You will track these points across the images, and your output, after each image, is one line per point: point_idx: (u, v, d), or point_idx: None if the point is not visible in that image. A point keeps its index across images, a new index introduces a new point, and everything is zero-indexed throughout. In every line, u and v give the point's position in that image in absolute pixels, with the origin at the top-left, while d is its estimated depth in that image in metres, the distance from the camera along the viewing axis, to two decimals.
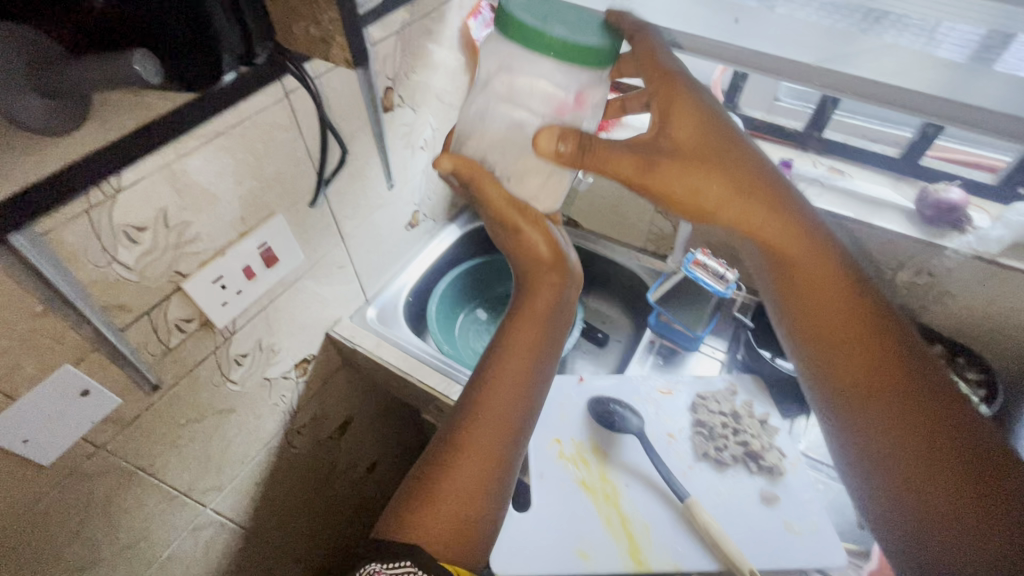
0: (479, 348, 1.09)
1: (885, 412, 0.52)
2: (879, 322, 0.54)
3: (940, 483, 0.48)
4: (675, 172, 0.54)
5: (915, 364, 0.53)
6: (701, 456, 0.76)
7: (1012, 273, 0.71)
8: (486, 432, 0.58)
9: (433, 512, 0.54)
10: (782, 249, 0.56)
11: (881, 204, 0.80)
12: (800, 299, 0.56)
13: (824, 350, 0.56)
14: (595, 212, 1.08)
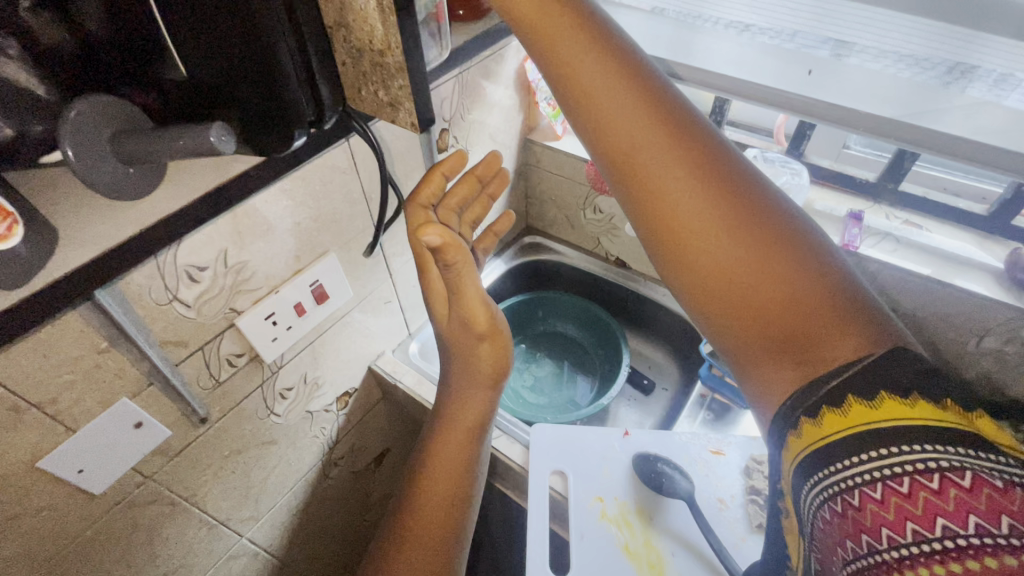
0: (519, 388, 1.06)
1: (729, 251, 0.37)
2: (705, 139, 0.40)
3: (780, 321, 0.36)
4: (555, 18, 0.41)
5: (748, 185, 0.39)
6: (756, 528, 0.70)
7: None
8: (444, 477, 0.66)
9: (408, 534, 0.63)
10: (582, 76, 0.41)
11: (966, 263, 0.74)
12: (623, 144, 0.40)
13: (631, 190, 0.41)
14: (644, 254, 1.05)
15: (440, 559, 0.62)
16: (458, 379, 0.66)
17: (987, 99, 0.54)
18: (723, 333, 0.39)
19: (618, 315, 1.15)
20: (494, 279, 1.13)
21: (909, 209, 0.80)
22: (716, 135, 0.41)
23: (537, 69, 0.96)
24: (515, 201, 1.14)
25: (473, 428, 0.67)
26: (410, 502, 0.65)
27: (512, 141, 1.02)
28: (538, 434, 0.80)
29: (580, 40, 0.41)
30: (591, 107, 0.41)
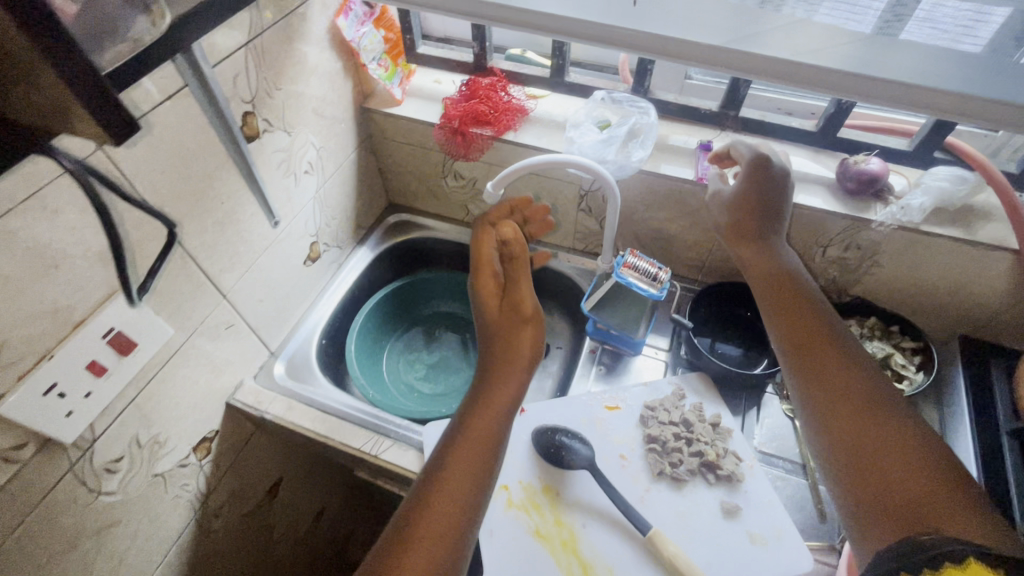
0: (412, 382, 0.99)
1: (861, 430, 0.50)
2: (847, 351, 0.56)
3: (886, 475, 0.47)
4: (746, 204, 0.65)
5: (884, 388, 0.53)
6: (657, 476, 0.71)
7: (935, 239, 0.70)
8: (464, 477, 0.50)
9: (414, 541, 0.47)
10: (790, 275, 0.62)
11: (805, 179, 0.76)
12: (798, 327, 0.58)
13: (803, 365, 0.56)
14: None
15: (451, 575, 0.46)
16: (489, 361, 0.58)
17: (801, 16, 0.54)
18: (841, 480, 0.50)
19: None
20: (363, 269, 1.02)
21: (752, 134, 0.79)
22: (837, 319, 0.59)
23: (355, 25, 0.83)
24: (368, 180, 1.02)
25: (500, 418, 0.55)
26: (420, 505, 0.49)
27: (346, 113, 0.89)
28: (430, 434, 0.75)
29: (751, 248, 0.64)
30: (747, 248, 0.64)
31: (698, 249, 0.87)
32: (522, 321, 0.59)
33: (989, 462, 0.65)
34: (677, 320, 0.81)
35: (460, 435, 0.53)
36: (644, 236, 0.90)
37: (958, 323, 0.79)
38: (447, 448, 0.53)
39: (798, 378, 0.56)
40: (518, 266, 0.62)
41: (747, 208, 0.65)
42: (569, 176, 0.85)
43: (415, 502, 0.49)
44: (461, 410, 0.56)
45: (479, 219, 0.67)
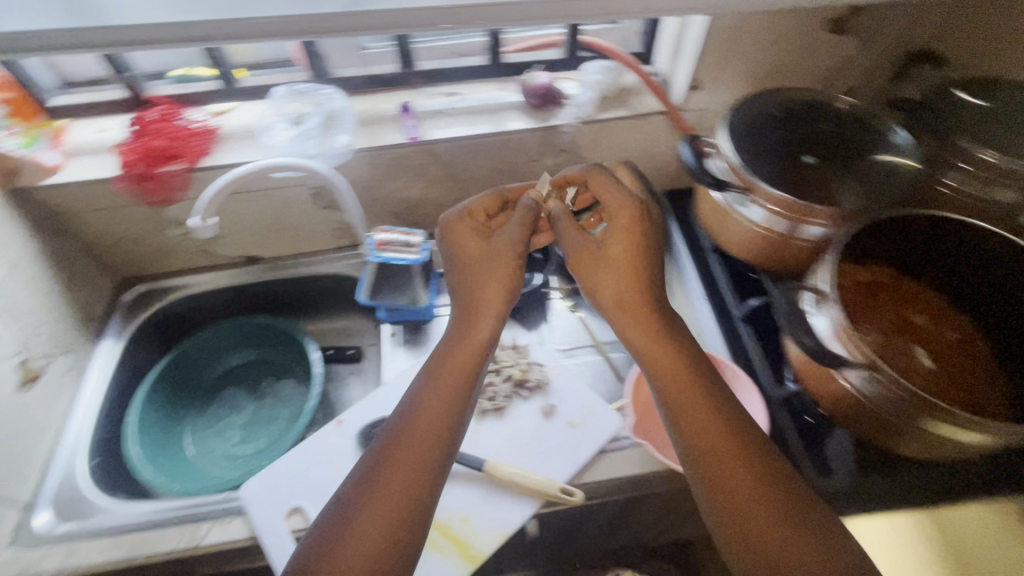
0: (228, 451, 0.90)
1: (727, 456, 0.51)
2: (732, 409, 0.55)
3: (772, 534, 0.48)
4: (628, 268, 0.61)
5: (759, 438, 0.53)
6: (480, 415, 0.75)
7: (612, 122, 0.82)
8: (430, 425, 0.56)
9: (355, 533, 0.50)
10: (662, 342, 0.58)
11: (498, 108, 0.83)
12: (685, 385, 0.56)
13: (693, 434, 0.53)
14: (267, 238, 0.94)
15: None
16: (454, 329, 0.62)
17: None
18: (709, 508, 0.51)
19: (289, 308, 1.03)
20: (113, 362, 0.87)
21: (438, 83, 0.84)
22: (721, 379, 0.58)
23: None
24: (70, 264, 0.86)
25: (455, 409, 0.57)
26: (364, 511, 0.51)
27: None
28: (250, 494, 0.69)
29: (641, 320, 0.60)
30: (624, 301, 0.60)
31: (444, 202, 0.92)
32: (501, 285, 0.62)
33: (704, 278, 0.82)
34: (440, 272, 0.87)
35: (433, 381, 0.58)
36: (396, 208, 0.91)
37: (658, 183, 0.95)
38: (397, 446, 0.54)
39: (690, 449, 0.53)
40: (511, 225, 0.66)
41: (625, 265, 0.61)
42: (292, 178, 0.82)
43: (362, 508, 0.51)
44: (413, 397, 0.58)
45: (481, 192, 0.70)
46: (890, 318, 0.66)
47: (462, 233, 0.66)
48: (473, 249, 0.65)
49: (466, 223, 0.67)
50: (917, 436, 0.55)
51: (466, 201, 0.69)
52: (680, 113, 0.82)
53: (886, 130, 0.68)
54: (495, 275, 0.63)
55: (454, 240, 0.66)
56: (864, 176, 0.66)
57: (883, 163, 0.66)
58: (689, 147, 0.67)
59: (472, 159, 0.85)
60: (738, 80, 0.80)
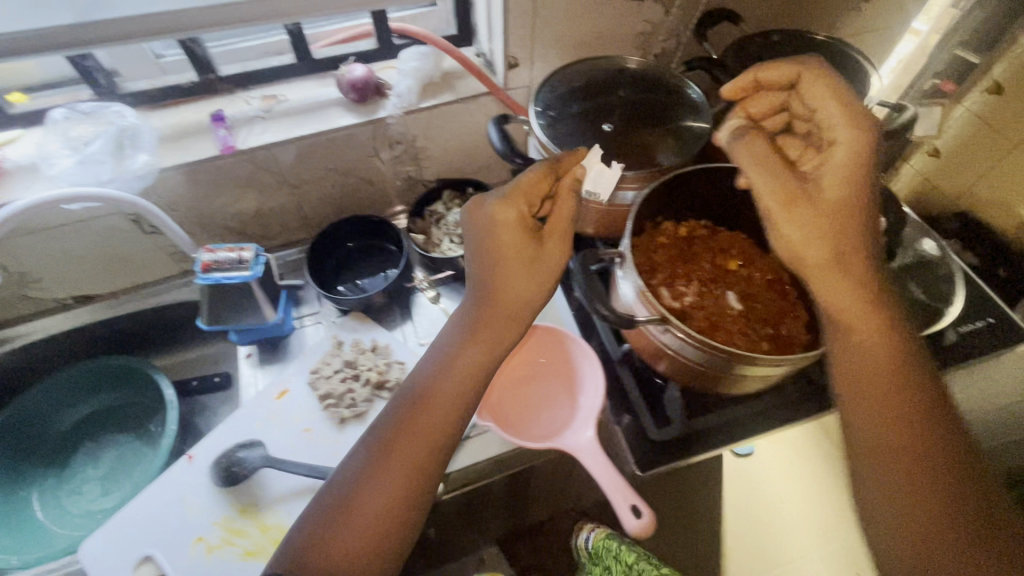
0: (88, 507, 0.83)
1: (910, 456, 0.47)
2: (940, 416, 0.48)
3: (937, 537, 0.44)
4: (818, 228, 0.50)
5: (935, 392, 0.49)
6: (341, 424, 0.74)
7: (439, 109, 0.81)
8: (421, 431, 0.53)
9: (338, 539, 0.50)
10: (869, 338, 0.50)
11: (318, 107, 0.80)
12: (859, 336, 0.50)
13: (875, 433, 0.48)
14: (94, 275, 0.85)
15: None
16: (451, 335, 0.57)
17: None
18: (868, 499, 0.49)
19: (142, 345, 0.96)
20: None
21: (249, 86, 0.79)
22: (928, 368, 0.50)
23: None
24: None
25: (442, 436, 0.54)
26: (353, 507, 0.51)
27: None
28: (91, 554, 0.64)
29: (832, 272, 0.50)
30: (834, 278, 0.50)
31: (285, 209, 0.88)
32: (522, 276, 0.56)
33: None
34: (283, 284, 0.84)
35: (431, 385, 0.55)
36: (234, 223, 0.87)
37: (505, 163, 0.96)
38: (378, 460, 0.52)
39: (871, 449, 0.48)
40: (556, 207, 0.59)
41: (846, 186, 0.50)
42: (98, 208, 0.75)
43: (354, 507, 0.51)
44: (395, 406, 0.55)
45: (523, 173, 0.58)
46: (708, 268, 0.70)
47: (505, 234, 0.56)
48: (512, 248, 0.55)
49: (509, 219, 0.56)
50: (725, 378, 0.60)
51: (517, 177, 0.57)
52: (506, 92, 0.82)
53: (680, 83, 0.72)
54: (533, 269, 0.56)
55: (492, 229, 0.56)
56: (668, 126, 0.69)
57: (682, 110, 0.70)
58: (499, 127, 0.67)
59: (303, 163, 0.82)
60: (554, 53, 0.81)
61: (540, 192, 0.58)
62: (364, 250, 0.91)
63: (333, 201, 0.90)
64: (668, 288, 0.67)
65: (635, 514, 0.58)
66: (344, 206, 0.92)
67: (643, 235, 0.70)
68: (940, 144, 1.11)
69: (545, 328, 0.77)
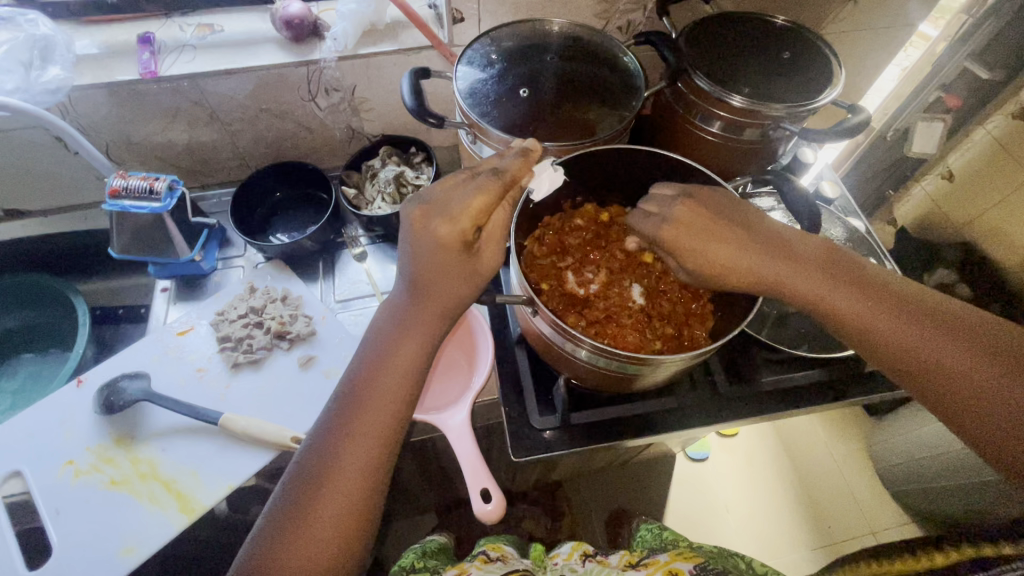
0: None
1: (898, 330, 0.46)
2: (886, 284, 0.49)
3: (980, 384, 0.42)
4: (693, 221, 0.51)
5: (874, 274, 0.50)
6: (234, 368, 0.73)
7: (377, 58, 0.77)
8: (371, 432, 0.48)
9: (302, 538, 0.45)
10: (791, 270, 0.50)
11: (252, 43, 0.77)
12: (785, 267, 0.50)
13: (860, 331, 0.48)
14: (22, 189, 0.85)
15: None
16: (388, 332, 0.51)
17: None
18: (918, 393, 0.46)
19: (77, 265, 0.96)
20: None
21: (179, 11, 0.78)
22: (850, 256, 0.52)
23: None
24: None
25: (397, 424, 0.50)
26: (302, 508, 0.46)
27: None
28: None
29: (720, 241, 0.51)
30: (723, 265, 0.51)
31: (219, 147, 0.86)
32: (461, 267, 0.50)
33: None
34: (198, 223, 0.80)
35: (370, 379, 0.50)
36: (165, 154, 0.85)
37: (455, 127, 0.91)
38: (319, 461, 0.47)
39: (874, 356, 0.48)
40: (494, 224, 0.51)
41: (716, 236, 0.51)
42: (16, 120, 0.73)
43: (302, 506, 0.46)
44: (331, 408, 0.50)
45: (435, 203, 0.50)
46: (621, 256, 0.66)
47: (443, 254, 0.49)
48: (444, 267, 0.50)
49: (440, 242, 0.49)
50: (598, 372, 0.57)
51: (432, 205, 0.49)
52: (450, 49, 0.78)
53: (616, 53, 0.68)
54: (463, 272, 0.51)
55: (432, 247, 0.49)
56: (601, 99, 0.66)
57: (617, 83, 0.67)
58: (412, 82, 0.63)
59: (233, 99, 0.79)
60: (504, 13, 0.76)
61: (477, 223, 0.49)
62: (299, 200, 0.89)
63: (270, 145, 0.88)
64: (572, 273, 0.64)
65: (486, 500, 0.55)
66: (283, 150, 0.89)
67: (555, 214, 0.67)
68: (953, 165, 0.98)
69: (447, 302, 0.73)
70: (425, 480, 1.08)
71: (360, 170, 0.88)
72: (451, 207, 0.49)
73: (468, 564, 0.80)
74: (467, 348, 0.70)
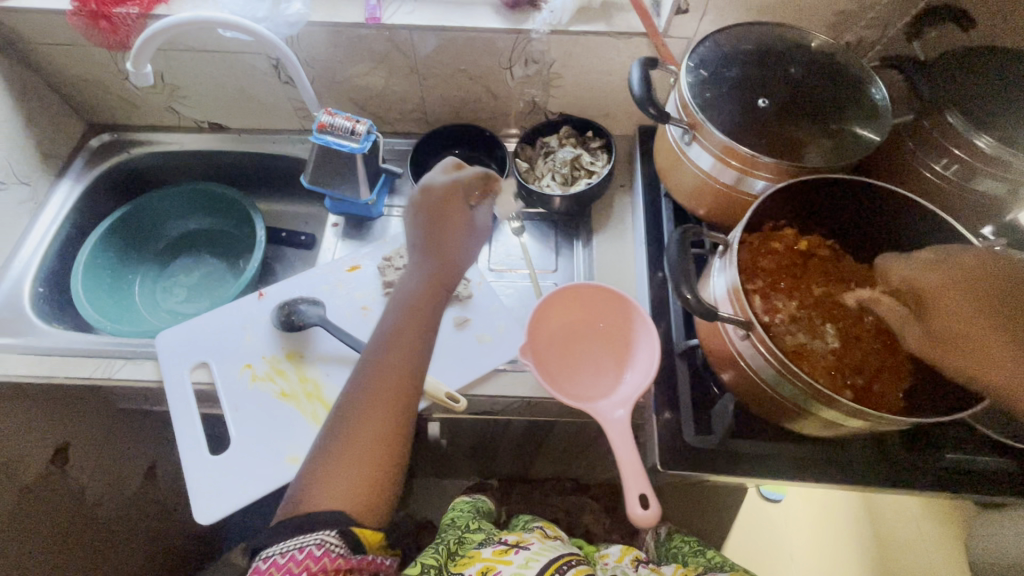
0: (173, 307, 0.94)
1: None
2: None
3: None
4: (966, 294, 0.48)
5: None
6: None
7: (586, 38, 0.76)
8: (398, 368, 0.58)
9: (348, 455, 0.54)
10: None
11: (470, 4, 0.78)
12: None
13: None
14: (229, 107, 0.92)
15: (378, 494, 0.54)
16: (407, 281, 0.62)
17: None
18: None
19: (254, 185, 1.04)
20: (70, 205, 0.90)
21: None
22: None
23: None
24: (45, 102, 0.89)
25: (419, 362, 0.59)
26: (350, 429, 0.56)
27: None
28: (166, 342, 0.73)
29: (986, 328, 0.46)
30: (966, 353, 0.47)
31: (407, 99, 0.88)
32: (452, 231, 0.62)
33: (651, 222, 0.78)
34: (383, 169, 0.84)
35: (398, 322, 0.60)
36: (359, 97, 0.89)
37: (637, 115, 0.88)
38: (352, 409, 0.57)
39: None
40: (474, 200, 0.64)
41: (983, 318, 0.46)
42: (249, 45, 0.80)
43: (349, 428, 0.56)
44: (358, 375, 0.58)
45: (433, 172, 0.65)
46: (815, 291, 0.62)
47: (437, 214, 0.62)
48: (443, 231, 0.62)
49: (437, 198, 0.62)
50: (792, 411, 0.55)
51: (434, 174, 0.64)
52: (664, 39, 0.75)
53: (858, 74, 0.63)
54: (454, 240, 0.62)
55: (433, 200, 0.62)
56: (828, 124, 0.62)
57: (850, 109, 0.62)
58: (642, 71, 0.61)
59: (438, 55, 0.80)
60: (732, 9, 0.72)
61: (458, 191, 0.63)
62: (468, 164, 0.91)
63: (453, 104, 0.89)
64: (762, 299, 0.60)
65: (642, 504, 0.55)
66: (463, 111, 0.91)
67: (754, 233, 0.64)
68: None
69: (616, 297, 0.69)
70: (517, 455, 1.10)
71: (535, 145, 0.88)
72: (443, 179, 0.63)
73: (527, 535, 0.81)
74: (628, 354, 0.68)
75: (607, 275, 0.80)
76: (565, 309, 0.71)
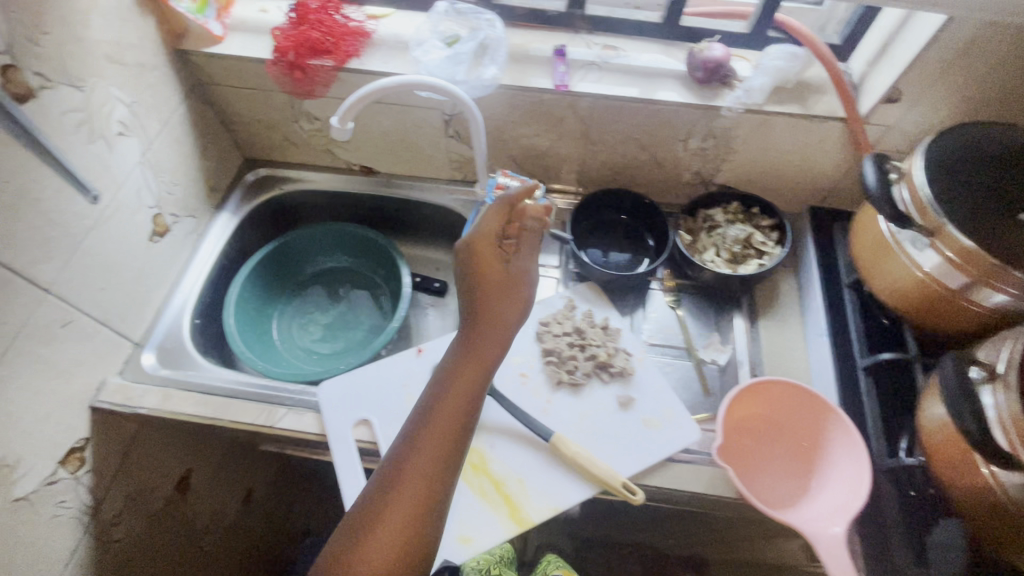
0: (308, 345, 0.94)
1: None
2: None
3: None
4: None
5: None
6: (557, 384, 0.74)
7: (776, 118, 0.74)
8: (445, 428, 0.55)
9: (386, 517, 0.50)
10: None
11: (656, 75, 0.77)
12: None
13: None
14: (385, 153, 0.94)
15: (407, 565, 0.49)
16: (462, 335, 0.59)
17: None
18: None
19: (390, 227, 1.04)
20: (226, 238, 0.92)
21: (601, 31, 0.83)
22: None
23: None
24: (216, 137, 0.92)
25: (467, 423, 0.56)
26: (394, 487, 0.52)
27: (160, 63, 0.77)
28: (327, 392, 0.72)
29: None
30: None
31: (568, 159, 0.87)
32: (490, 270, 0.61)
33: (834, 312, 0.74)
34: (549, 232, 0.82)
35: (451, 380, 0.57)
36: (519, 154, 0.88)
37: (807, 193, 0.84)
38: (399, 464, 0.53)
39: None
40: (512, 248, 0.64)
41: None
42: (428, 101, 0.80)
43: (391, 484, 0.52)
44: (407, 431, 0.55)
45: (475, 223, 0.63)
46: None
47: (483, 256, 0.61)
48: (494, 282, 0.60)
49: (487, 238, 0.62)
50: None
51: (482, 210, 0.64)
52: (863, 124, 0.72)
53: None
54: (510, 302, 0.60)
55: (482, 235, 0.61)
56: None
57: None
58: (873, 167, 0.59)
59: (614, 122, 0.79)
60: (949, 101, 0.68)
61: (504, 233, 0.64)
62: (621, 228, 0.88)
63: (612, 168, 0.88)
64: None
65: None
66: (620, 175, 0.89)
67: None
68: None
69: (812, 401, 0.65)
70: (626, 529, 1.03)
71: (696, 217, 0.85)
72: (488, 220, 0.63)
73: None
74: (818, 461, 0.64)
75: (778, 364, 0.75)
76: (751, 401, 0.67)
